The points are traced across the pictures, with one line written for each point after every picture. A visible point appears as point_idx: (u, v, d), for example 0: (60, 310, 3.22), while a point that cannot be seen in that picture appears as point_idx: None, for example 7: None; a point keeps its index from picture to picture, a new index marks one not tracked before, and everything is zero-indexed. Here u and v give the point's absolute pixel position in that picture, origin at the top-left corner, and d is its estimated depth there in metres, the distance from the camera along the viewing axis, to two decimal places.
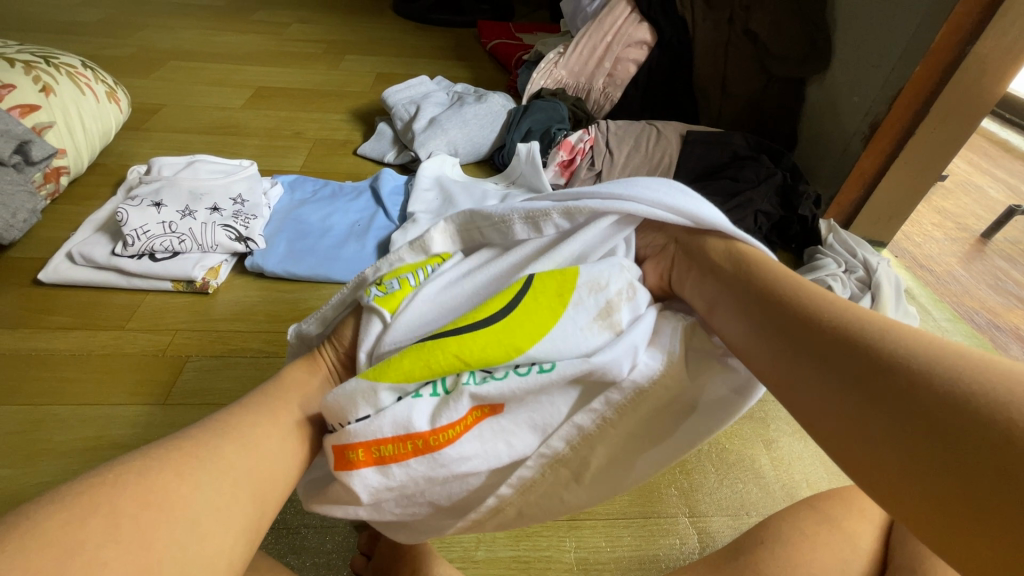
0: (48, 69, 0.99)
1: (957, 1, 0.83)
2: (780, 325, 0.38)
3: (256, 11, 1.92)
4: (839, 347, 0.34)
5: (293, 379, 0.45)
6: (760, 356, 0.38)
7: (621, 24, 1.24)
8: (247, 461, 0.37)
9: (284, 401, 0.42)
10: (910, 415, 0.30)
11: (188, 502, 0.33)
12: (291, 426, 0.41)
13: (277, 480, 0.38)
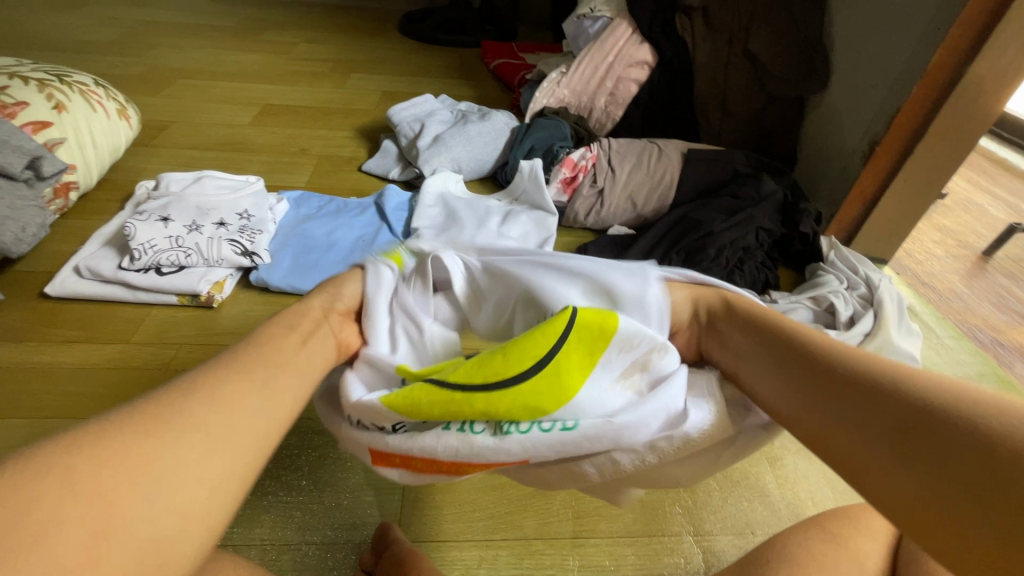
0: (61, 87, 1.01)
1: (953, 24, 0.85)
2: (808, 371, 0.38)
3: (264, 31, 1.96)
4: (869, 390, 0.35)
5: (271, 335, 0.41)
6: (786, 398, 0.39)
7: (623, 46, 1.27)
8: (226, 417, 0.33)
9: (268, 355, 0.38)
10: (947, 459, 0.30)
11: (154, 462, 0.30)
12: (271, 381, 0.37)
13: (261, 435, 0.35)
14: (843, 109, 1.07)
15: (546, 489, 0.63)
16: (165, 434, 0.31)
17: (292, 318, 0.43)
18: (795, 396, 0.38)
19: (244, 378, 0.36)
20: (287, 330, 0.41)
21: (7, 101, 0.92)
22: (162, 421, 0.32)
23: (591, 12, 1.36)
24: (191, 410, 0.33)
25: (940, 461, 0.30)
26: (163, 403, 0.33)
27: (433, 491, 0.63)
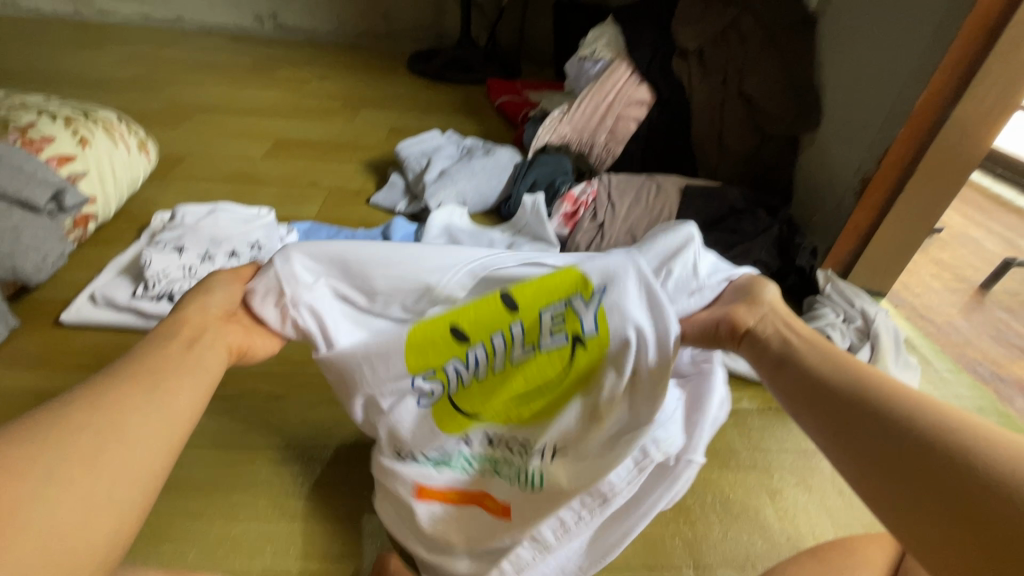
0: (86, 123, 1.06)
1: (935, 69, 0.89)
2: (832, 394, 0.41)
3: (278, 69, 2.04)
4: (892, 417, 0.37)
5: (156, 350, 0.44)
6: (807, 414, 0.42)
7: (622, 86, 1.32)
8: (133, 417, 0.38)
9: (162, 363, 0.42)
10: (944, 492, 0.33)
11: (47, 474, 0.33)
12: (163, 392, 0.41)
13: (173, 427, 0.40)
14: (835, 147, 1.10)
15: None
16: (74, 441, 0.35)
17: (173, 329, 0.46)
18: (814, 414, 0.41)
19: (138, 384, 0.40)
20: (170, 340, 0.45)
21: (35, 136, 0.97)
22: (64, 429, 0.35)
23: (592, 54, 1.42)
24: (96, 416, 0.37)
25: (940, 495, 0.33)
26: (65, 412, 0.36)
27: None
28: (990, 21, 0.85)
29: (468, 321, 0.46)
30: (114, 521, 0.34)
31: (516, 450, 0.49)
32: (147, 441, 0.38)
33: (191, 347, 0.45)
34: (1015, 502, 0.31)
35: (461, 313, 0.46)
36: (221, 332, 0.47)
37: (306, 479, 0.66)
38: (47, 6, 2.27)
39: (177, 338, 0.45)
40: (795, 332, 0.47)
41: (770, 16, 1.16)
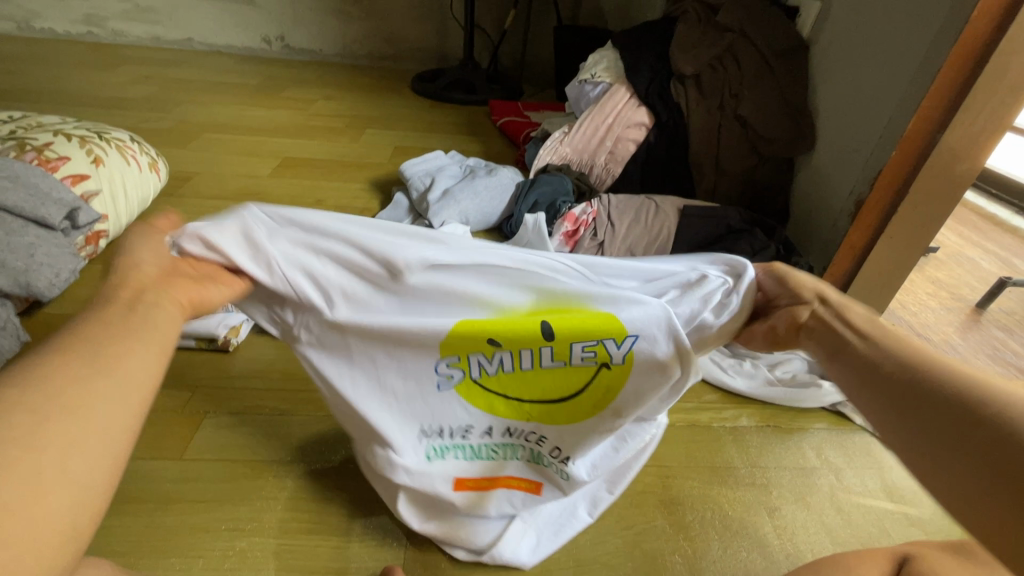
0: (100, 143, 1.09)
1: (923, 97, 0.92)
2: (888, 383, 0.42)
3: (285, 89, 2.09)
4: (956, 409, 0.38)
5: (95, 317, 0.38)
6: (871, 402, 0.43)
7: (621, 109, 1.36)
8: (80, 388, 0.34)
9: (105, 328, 0.37)
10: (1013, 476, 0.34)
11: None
12: (111, 363, 0.36)
13: (129, 393, 0.36)
14: (829, 169, 1.13)
15: None
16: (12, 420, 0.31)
17: (111, 289, 0.40)
18: (876, 402, 0.42)
19: (82, 353, 0.35)
20: (109, 303, 0.39)
21: (51, 156, 1.00)
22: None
23: (591, 77, 1.46)
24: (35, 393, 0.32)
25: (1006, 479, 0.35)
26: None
27: None
28: (975, 50, 0.88)
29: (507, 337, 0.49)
30: (71, 499, 0.31)
31: (531, 439, 0.56)
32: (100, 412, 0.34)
33: (140, 312, 0.40)
34: None
35: (500, 328, 0.49)
36: (166, 289, 0.42)
37: (310, 494, 0.67)
38: (61, 28, 2.33)
39: (120, 300, 0.39)
40: (847, 318, 0.47)
41: (764, 43, 1.20)
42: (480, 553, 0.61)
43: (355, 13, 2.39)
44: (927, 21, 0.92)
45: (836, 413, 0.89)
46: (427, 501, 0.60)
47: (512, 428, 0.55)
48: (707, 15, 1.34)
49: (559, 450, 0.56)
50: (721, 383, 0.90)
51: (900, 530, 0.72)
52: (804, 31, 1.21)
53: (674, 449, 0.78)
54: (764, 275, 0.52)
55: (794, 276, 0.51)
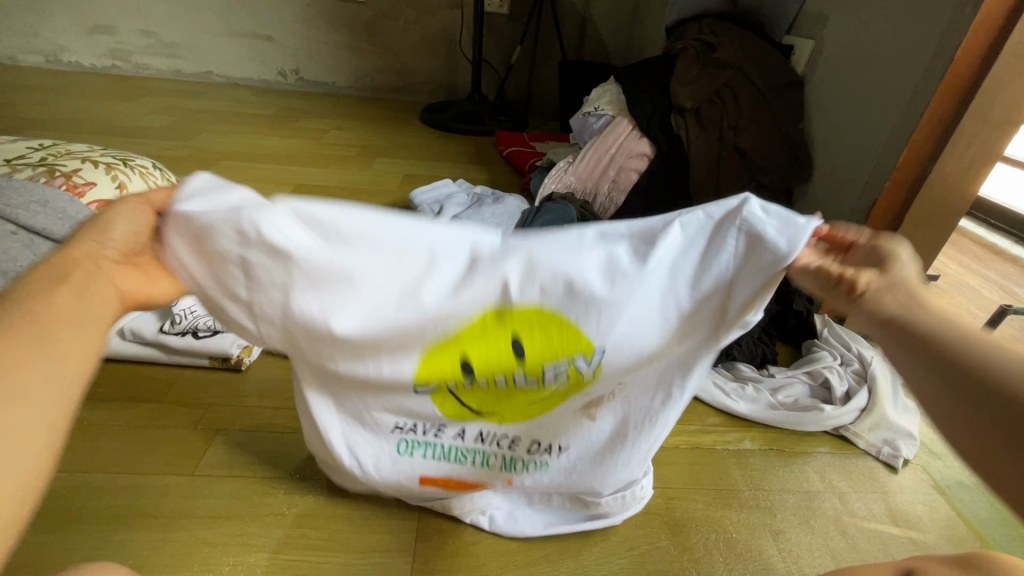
0: (126, 169, 1.14)
1: (913, 130, 0.96)
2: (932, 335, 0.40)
3: (299, 119, 2.17)
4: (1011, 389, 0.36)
5: (43, 293, 0.41)
6: (910, 359, 0.41)
7: (624, 140, 1.42)
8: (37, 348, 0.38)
9: (54, 301, 0.41)
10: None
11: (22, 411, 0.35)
12: (89, 321, 0.42)
13: (73, 362, 0.39)
14: (826, 197, 1.16)
15: (551, 555, 0.65)
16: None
17: (64, 272, 0.43)
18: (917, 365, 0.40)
19: (36, 319, 0.39)
20: (60, 277, 0.42)
21: (78, 181, 1.04)
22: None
23: (596, 110, 1.52)
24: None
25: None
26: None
27: (443, 556, 0.65)
28: (963, 82, 0.92)
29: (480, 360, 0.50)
30: (31, 444, 0.35)
31: (504, 445, 0.57)
32: (50, 372, 0.38)
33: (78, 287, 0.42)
34: None
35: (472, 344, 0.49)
36: (113, 278, 0.45)
37: (320, 511, 0.68)
38: (88, 61, 2.44)
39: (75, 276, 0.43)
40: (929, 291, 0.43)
41: (761, 79, 1.25)
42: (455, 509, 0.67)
43: (368, 48, 2.50)
44: (916, 58, 0.96)
45: (839, 436, 0.89)
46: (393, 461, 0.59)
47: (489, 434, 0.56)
48: (706, 53, 1.39)
49: (537, 443, 0.57)
50: (724, 407, 0.91)
51: (905, 553, 0.72)
52: (799, 67, 1.27)
53: (678, 471, 0.79)
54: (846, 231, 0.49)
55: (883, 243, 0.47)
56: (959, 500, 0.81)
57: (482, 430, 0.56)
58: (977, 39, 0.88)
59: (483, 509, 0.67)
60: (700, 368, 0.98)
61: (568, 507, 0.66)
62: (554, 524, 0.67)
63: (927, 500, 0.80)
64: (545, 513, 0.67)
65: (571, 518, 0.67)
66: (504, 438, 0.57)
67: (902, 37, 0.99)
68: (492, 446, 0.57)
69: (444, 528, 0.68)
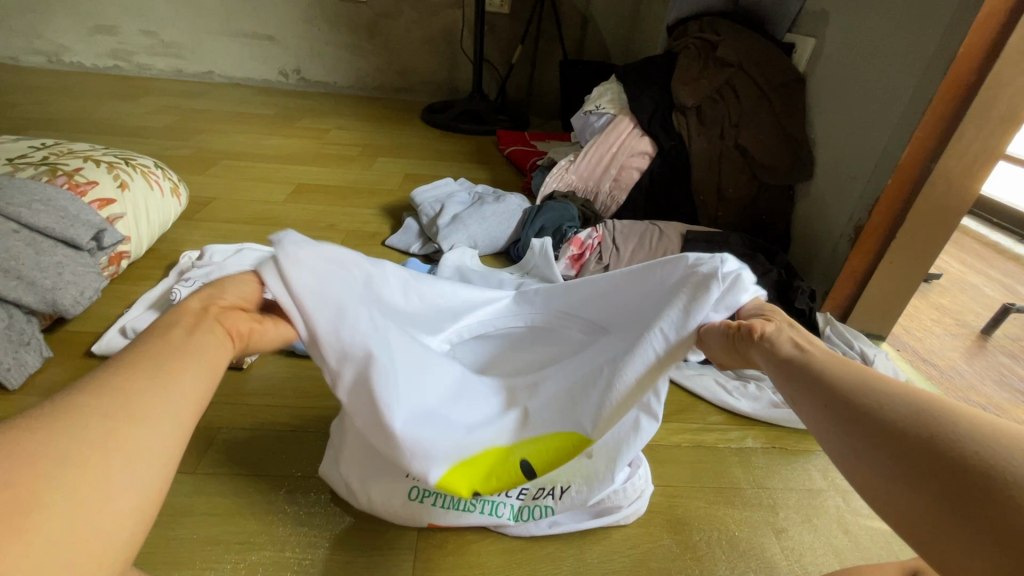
0: (127, 168, 1.14)
1: (916, 127, 0.95)
2: (818, 378, 0.42)
3: (300, 119, 2.17)
4: (893, 419, 0.36)
5: (164, 339, 0.38)
6: (810, 402, 0.41)
7: (625, 138, 1.42)
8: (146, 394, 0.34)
9: (165, 347, 0.38)
10: (941, 480, 0.32)
11: (120, 461, 0.31)
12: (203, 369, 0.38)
13: (183, 411, 0.35)
14: (828, 194, 1.16)
15: (553, 554, 0.65)
16: (89, 418, 0.31)
17: (171, 318, 0.41)
18: (814, 411, 0.41)
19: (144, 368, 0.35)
20: (172, 324, 0.40)
21: (80, 180, 1.05)
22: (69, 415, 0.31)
23: (596, 108, 1.52)
24: (104, 395, 0.33)
25: (922, 480, 0.33)
26: (63, 402, 0.32)
27: (445, 555, 0.64)
28: (966, 78, 0.91)
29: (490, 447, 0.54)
30: (134, 509, 0.30)
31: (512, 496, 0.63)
32: (160, 422, 0.33)
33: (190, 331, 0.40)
34: (993, 491, 0.30)
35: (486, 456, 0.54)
36: (223, 318, 0.43)
37: (322, 509, 0.68)
38: (89, 61, 2.45)
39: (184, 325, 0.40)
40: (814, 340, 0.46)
41: (762, 77, 1.25)
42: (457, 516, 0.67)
43: (369, 48, 2.50)
44: (917, 56, 0.96)
45: None
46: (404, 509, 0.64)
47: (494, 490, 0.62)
48: (708, 51, 1.39)
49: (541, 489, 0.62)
50: (726, 405, 0.91)
51: (908, 552, 0.71)
52: (801, 65, 1.27)
53: (680, 469, 0.79)
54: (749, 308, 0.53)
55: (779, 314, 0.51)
56: None
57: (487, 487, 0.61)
58: (979, 36, 0.88)
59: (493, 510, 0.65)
60: (702, 366, 0.98)
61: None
62: (558, 523, 0.67)
63: None
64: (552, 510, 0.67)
65: (576, 516, 0.67)
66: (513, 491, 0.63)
67: (904, 35, 0.99)
68: (502, 496, 0.63)
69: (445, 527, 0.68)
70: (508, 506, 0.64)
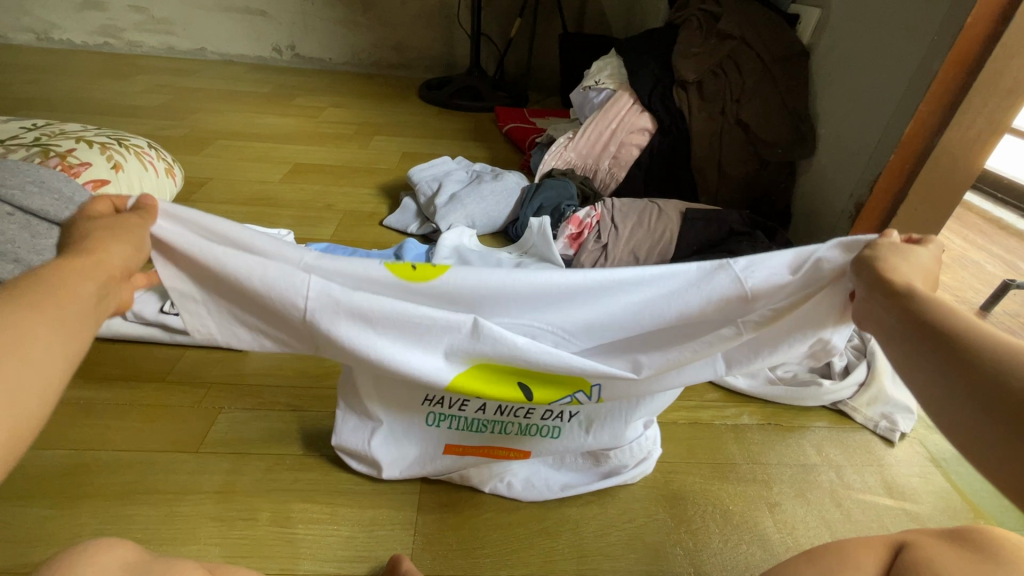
0: (120, 149, 1.13)
1: (919, 102, 0.94)
2: (918, 340, 0.40)
3: (295, 96, 2.13)
4: (982, 359, 0.37)
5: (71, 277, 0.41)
6: (910, 368, 0.41)
7: (625, 114, 1.40)
8: (38, 333, 0.38)
9: (73, 278, 0.41)
10: (1014, 416, 0.34)
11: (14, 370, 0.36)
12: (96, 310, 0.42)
13: (76, 339, 0.40)
14: (829, 171, 1.15)
15: (550, 527, 0.67)
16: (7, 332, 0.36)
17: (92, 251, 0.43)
18: (899, 347, 0.42)
19: (46, 311, 0.39)
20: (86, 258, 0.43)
21: (74, 161, 1.04)
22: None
23: (596, 83, 1.49)
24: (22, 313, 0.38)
25: (997, 417, 0.35)
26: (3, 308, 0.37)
27: (445, 529, 0.66)
28: (973, 51, 0.89)
29: (507, 390, 0.57)
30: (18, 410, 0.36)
31: (520, 415, 0.63)
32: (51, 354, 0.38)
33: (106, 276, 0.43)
34: None
35: (489, 391, 0.57)
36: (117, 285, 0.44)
37: (324, 485, 0.69)
38: (79, 38, 2.39)
39: (97, 279, 0.42)
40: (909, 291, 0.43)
41: (765, 50, 1.22)
42: (469, 481, 0.70)
43: (364, 22, 2.44)
44: (924, 27, 0.94)
45: (837, 411, 0.90)
46: (409, 456, 0.67)
47: (506, 409, 0.62)
48: (709, 23, 1.36)
49: (550, 412, 0.62)
50: (723, 382, 0.91)
51: (898, 524, 0.73)
52: (805, 37, 1.24)
53: (676, 445, 0.80)
54: (859, 266, 0.48)
55: (883, 265, 0.47)
56: (954, 472, 0.82)
57: (501, 406, 0.61)
58: (992, 2, 0.85)
59: (501, 476, 0.69)
60: None
61: (581, 464, 0.70)
62: (570, 488, 0.70)
63: (923, 472, 0.81)
64: (562, 475, 0.70)
65: (585, 480, 0.70)
66: (520, 410, 0.62)
67: (911, 5, 0.96)
68: (511, 417, 0.63)
69: (445, 503, 0.69)
70: (516, 425, 0.64)
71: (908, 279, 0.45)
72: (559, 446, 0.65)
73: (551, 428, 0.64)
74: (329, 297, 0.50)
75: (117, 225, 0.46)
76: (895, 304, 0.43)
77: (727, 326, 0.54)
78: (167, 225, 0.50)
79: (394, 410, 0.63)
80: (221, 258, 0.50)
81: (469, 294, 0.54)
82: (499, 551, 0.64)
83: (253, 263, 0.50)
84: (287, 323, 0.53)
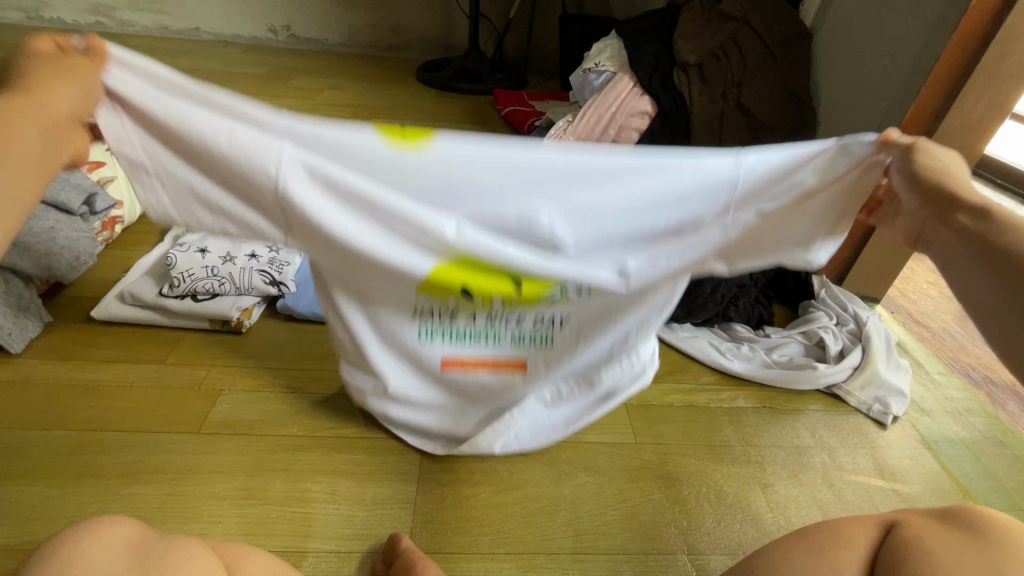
0: None
1: (921, 85, 0.93)
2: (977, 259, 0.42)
3: (292, 78, 2.11)
4: None
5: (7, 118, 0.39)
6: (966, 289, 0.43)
7: (625, 97, 1.36)
8: None
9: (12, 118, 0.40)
10: None
11: None
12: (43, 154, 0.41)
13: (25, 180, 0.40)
14: None
15: (547, 507, 0.68)
16: None
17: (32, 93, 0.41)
18: (954, 267, 0.44)
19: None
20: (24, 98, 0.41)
21: None
22: None
23: (596, 66, 1.48)
24: None
25: None
26: None
27: (444, 507, 0.67)
28: (977, 33, 0.89)
29: (494, 283, 0.55)
30: None
31: (511, 321, 0.60)
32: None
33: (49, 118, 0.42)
34: None
35: (474, 282, 0.56)
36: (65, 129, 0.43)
37: (324, 464, 0.70)
38: (70, 17, 2.35)
39: (38, 123, 0.41)
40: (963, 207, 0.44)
41: (767, 32, 1.21)
42: (463, 410, 0.69)
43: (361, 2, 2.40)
44: (927, 9, 0.93)
45: (831, 395, 0.91)
46: (400, 373, 0.65)
47: (496, 314, 0.59)
48: (711, 4, 1.34)
49: (543, 315, 0.60)
50: (719, 365, 0.92)
51: (889, 504, 0.74)
52: (808, 19, 1.23)
53: (672, 427, 0.81)
54: (906, 176, 0.48)
55: (933, 172, 0.47)
56: (945, 453, 0.84)
57: (490, 313, 0.59)
58: None
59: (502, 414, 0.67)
60: (697, 329, 0.99)
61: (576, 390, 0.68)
62: (571, 420, 0.70)
63: (914, 454, 0.82)
64: (560, 406, 0.69)
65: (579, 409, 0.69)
66: (510, 315, 0.59)
67: None
68: (503, 325, 0.60)
69: (444, 482, 0.70)
70: (509, 335, 0.61)
71: (967, 185, 0.45)
72: (552, 361, 0.64)
73: (543, 335, 0.62)
74: (300, 164, 0.49)
75: (66, 69, 0.44)
76: (955, 216, 0.44)
77: (714, 231, 0.53)
78: (124, 76, 0.47)
79: (381, 313, 0.61)
80: (184, 115, 0.48)
81: (455, 179, 0.50)
82: (497, 530, 0.65)
83: (218, 123, 0.48)
84: (255, 194, 0.51)
